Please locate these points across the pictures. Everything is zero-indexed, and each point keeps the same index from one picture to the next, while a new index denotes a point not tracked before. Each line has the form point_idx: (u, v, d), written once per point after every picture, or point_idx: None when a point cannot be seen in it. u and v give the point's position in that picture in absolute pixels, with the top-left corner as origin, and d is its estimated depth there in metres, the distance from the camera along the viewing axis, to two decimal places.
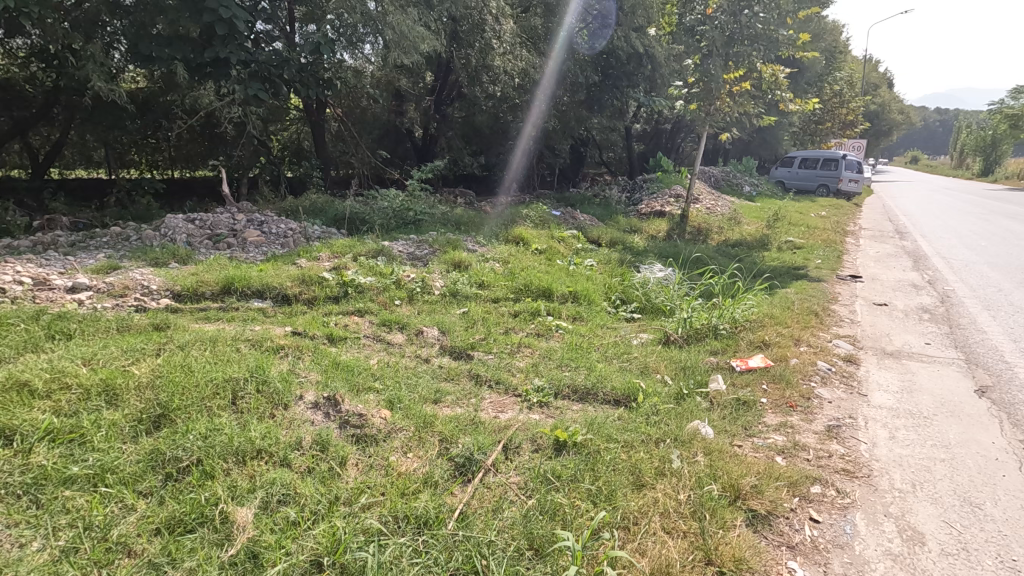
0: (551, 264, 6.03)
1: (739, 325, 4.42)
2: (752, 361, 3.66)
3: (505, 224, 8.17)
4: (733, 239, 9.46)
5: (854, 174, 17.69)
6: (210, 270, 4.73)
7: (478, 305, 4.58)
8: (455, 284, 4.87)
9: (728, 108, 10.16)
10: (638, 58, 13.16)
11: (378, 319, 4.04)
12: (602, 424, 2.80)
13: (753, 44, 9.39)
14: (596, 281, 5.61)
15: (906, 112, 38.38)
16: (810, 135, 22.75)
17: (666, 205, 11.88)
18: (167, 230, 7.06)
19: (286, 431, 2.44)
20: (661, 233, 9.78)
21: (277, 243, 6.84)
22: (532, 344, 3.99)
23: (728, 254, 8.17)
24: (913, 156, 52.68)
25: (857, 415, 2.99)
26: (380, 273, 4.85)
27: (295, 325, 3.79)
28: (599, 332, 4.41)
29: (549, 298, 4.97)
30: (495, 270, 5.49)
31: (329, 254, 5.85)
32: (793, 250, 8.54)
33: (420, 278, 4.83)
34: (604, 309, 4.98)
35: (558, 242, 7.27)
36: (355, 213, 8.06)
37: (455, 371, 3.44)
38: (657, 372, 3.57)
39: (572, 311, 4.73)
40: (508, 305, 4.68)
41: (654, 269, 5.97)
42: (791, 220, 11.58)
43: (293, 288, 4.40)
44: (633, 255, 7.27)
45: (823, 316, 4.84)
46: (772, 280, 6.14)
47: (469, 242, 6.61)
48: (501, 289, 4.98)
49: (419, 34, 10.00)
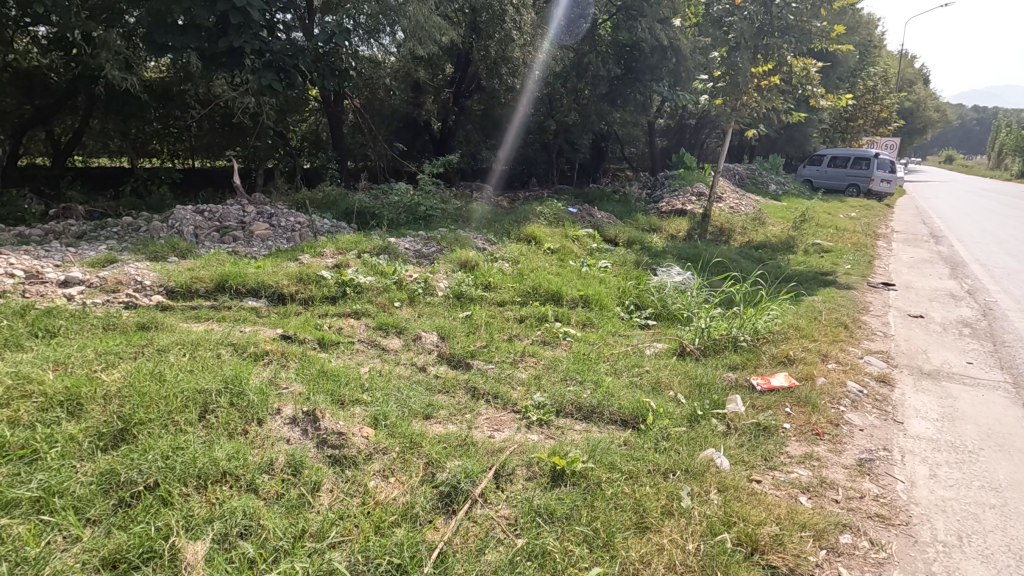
0: (563, 265, 5.77)
1: (761, 338, 4.11)
2: (774, 379, 3.36)
3: (519, 221, 7.93)
4: (757, 240, 9.08)
5: (886, 174, 17.00)
6: (207, 266, 4.58)
7: (482, 308, 4.36)
8: (460, 285, 4.64)
9: (755, 103, 9.73)
10: (662, 51, 12.76)
11: (375, 322, 3.83)
12: (606, 450, 2.55)
13: (784, 36, 8.95)
14: (609, 284, 5.33)
15: (942, 110, 36.95)
16: (840, 132, 22.03)
17: (688, 203, 11.48)
18: (174, 222, 6.96)
19: (256, 451, 2.23)
20: (681, 232, 9.43)
21: (283, 237, 6.69)
22: (536, 352, 3.74)
23: (751, 257, 7.82)
24: (948, 155, 50.78)
25: (893, 447, 2.69)
26: (382, 273, 4.64)
27: (286, 327, 3.61)
28: (610, 341, 4.15)
29: (558, 302, 4.71)
30: (504, 270, 5.25)
31: (333, 250, 5.67)
32: (821, 254, 8.15)
33: (423, 278, 4.62)
34: (616, 315, 4.71)
35: (573, 241, 7.00)
36: (365, 207, 7.88)
37: (451, 383, 3.22)
38: (670, 389, 3.30)
39: (582, 317, 4.47)
40: (514, 309, 4.44)
41: (671, 273, 5.68)
42: (819, 221, 11.10)
43: (289, 287, 4.21)
44: (650, 256, 6.96)
45: (853, 329, 4.49)
46: (798, 287, 5.79)
47: (478, 240, 6.38)
48: (508, 291, 4.74)
49: (435, 24, 9.76)
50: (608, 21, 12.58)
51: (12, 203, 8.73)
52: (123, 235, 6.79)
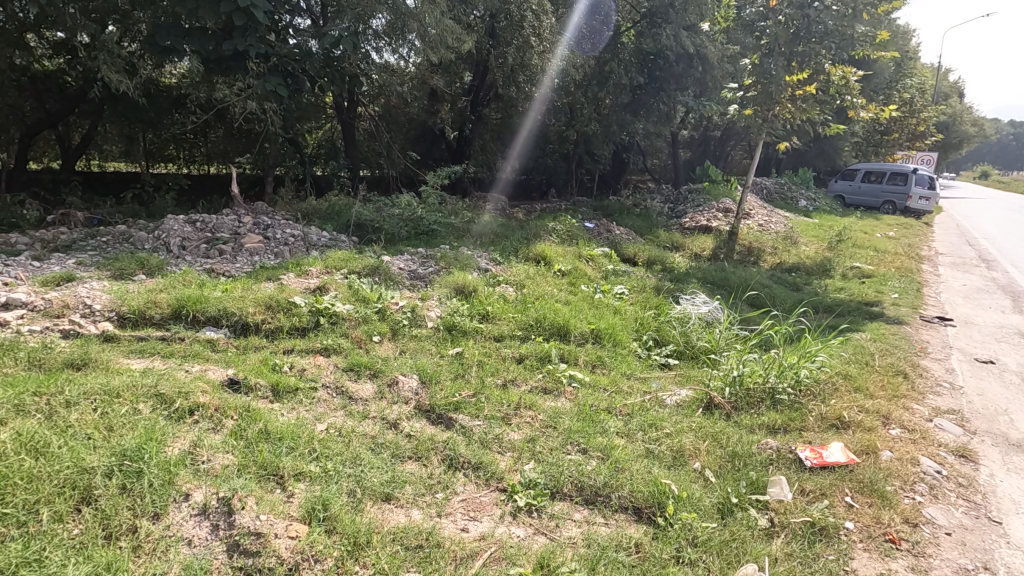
0: (574, 291, 5.16)
1: (806, 391, 3.44)
2: (829, 453, 2.69)
3: (529, 239, 7.34)
4: (789, 262, 8.35)
5: (925, 190, 16.03)
6: (171, 286, 4.06)
7: (477, 344, 3.79)
8: (453, 315, 4.07)
9: (790, 113, 9.03)
10: (688, 58, 12.13)
11: (348, 362, 3.27)
12: (614, 564, 1.96)
13: (823, 42, 8.25)
14: (626, 314, 4.71)
15: (980, 124, 35.51)
16: (873, 146, 21.03)
17: (713, 219, 10.79)
18: (161, 233, 6.52)
19: (140, 563, 1.67)
20: (706, 251, 8.76)
21: (273, 251, 6.21)
22: (534, 405, 3.13)
23: (783, 282, 7.13)
24: (983, 171, 48.77)
25: (996, 567, 2.05)
26: (364, 299, 4.07)
27: (239, 369, 3.06)
28: (625, 387, 3.55)
29: (565, 338, 4.09)
30: (506, 297, 4.66)
31: (321, 268, 5.17)
32: (862, 279, 7.42)
33: (411, 307, 4.06)
34: (633, 352, 4.10)
35: (587, 262, 6.39)
36: (366, 219, 7.38)
37: (426, 446, 2.64)
38: (696, 462, 2.68)
39: (592, 356, 3.87)
40: (513, 346, 3.85)
41: (696, 302, 5.04)
42: (856, 241, 10.32)
43: (255, 314, 3.67)
44: (672, 280, 6.31)
45: (914, 379, 3.78)
46: (843, 322, 5.10)
47: (482, 259, 5.82)
48: (507, 324, 4.14)
49: (448, 28, 9.23)
50: (632, 28, 12.01)
51: (8, 210, 8.44)
52: (107, 246, 6.38)
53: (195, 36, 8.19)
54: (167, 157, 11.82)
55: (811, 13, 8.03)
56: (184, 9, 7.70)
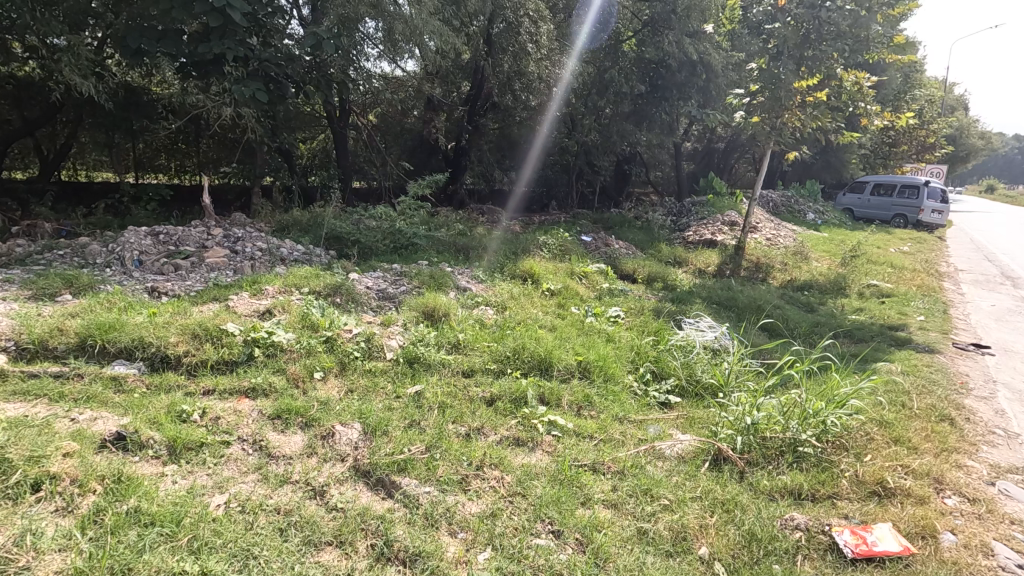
0: (562, 314, 4.57)
1: (834, 443, 2.85)
2: (876, 537, 2.10)
3: (517, 254, 6.78)
4: (800, 279, 7.75)
5: (937, 203, 15.44)
6: (91, 309, 3.49)
7: (441, 382, 3.20)
8: (417, 345, 3.50)
9: (797, 122, 8.46)
10: (691, 66, 11.36)
11: (276, 407, 2.68)
12: None
13: (836, 44, 7.71)
14: (620, 342, 4.14)
15: (987, 137, 35.06)
16: (881, 158, 20.45)
17: (718, 232, 10.25)
18: (116, 246, 5.98)
19: None
20: (711, 267, 8.20)
21: (234, 267, 5.66)
22: (502, 463, 2.54)
23: (797, 302, 6.56)
24: (988, 185, 48.07)
25: None
26: (313, 326, 3.49)
27: (134, 418, 2.46)
28: (616, 435, 2.98)
29: (547, 373, 3.48)
30: (484, 322, 4.10)
31: (279, 286, 4.61)
32: (881, 299, 6.85)
33: (368, 335, 3.48)
34: (627, 390, 3.53)
35: (580, 279, 5.82)
36: (343, 232, 6.84)
37: (351, 527, 2.04)
38: (704, 548, 2.09)
39: (579, 396, 3.30)
40: (484, 384, 3.25)
41: (700, 327, 4.47)
42: (871, 256, 9.73)
43: (177, 344, 3.08)
44: (674, 299, 5.75)
45: (962, 425, 3.16)
46: (868, 353, 4.49)
47: (462, 277, 5.26)
48: (480, 355, 3.55)
49: (436, 31, 8.69)
50: (633, 37, 11.60)
51: None
52: (57, 261, 5.84)
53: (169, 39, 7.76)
54: (156, 167, 11.30)
55: (822, 13, 7.43)
56: (158, 8, 7.26)
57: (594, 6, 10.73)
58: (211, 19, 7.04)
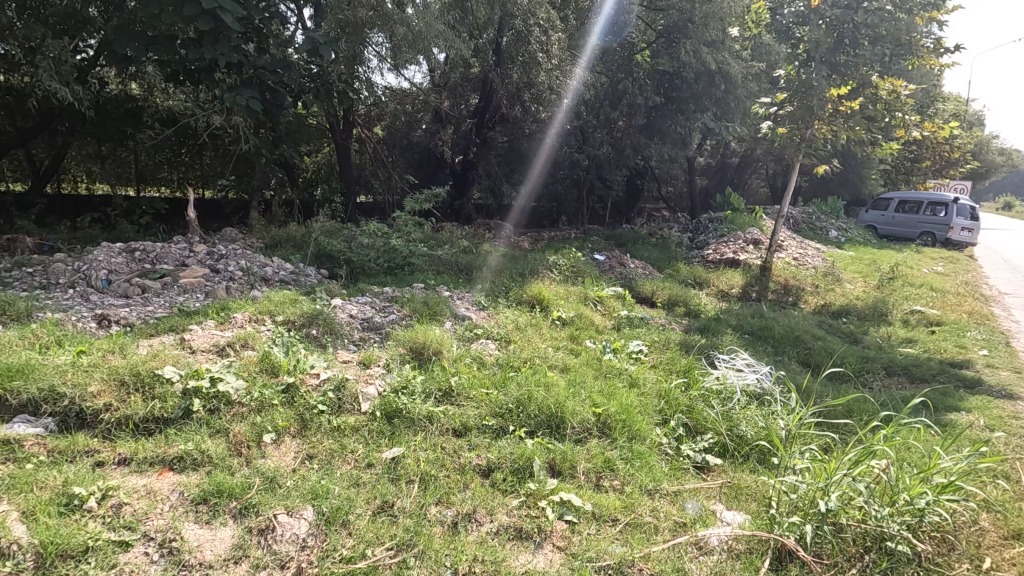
0: (575, 350, 3.93)
1: (936, 535, 2.18)
2: None
3: (524, 276, 6.15)
4: (836, 304, 7.07)
5: (967, 221, 14.69)
6: (7, 344, 2.88)
7: (425, 443, 2.56)
8: (399, 393, 2.87)
9: (828, 133, 7.82)
10: (709, 76, 10.68)
11: (201, 487, 2.05)
12: None
13: (874, 48, 7.09)
14: (646, 385, 3.48)
15: (1008, 154, 34.06)
16: (903, 174, 19.69)
17: (740, 251, 9.60)
18: (83, 264, 5.41)
19: None
20: (735, 289, 7.55)
21: (206, 289, 5.07)
22: (499, 571, 1.91)
23: (835, 330, 5.88)
24: (1006, 203, 46.72)
25: None
26: (274, 368, 2.87)
27: (5, 508, 1.83)
28: (647, 518, 2.33)
29: (558, 433, 2.82)
30: (485, 360, 3.47)
31: (250, 313, 4.00)
32: (930, 328, 6.17)
33: (341, 381, 2.85)
34: (656, 452, 2.86)
35: (594, 306, 5.18)
36: (336, 249, 6.26)
37: None
38: None
39: (598, 461, 2.64)
40: (480, 447, 2.59)
41: (739, 367, 3.81)
42: (908, 277, 9.03)
43: (97, 396, 2.44)
44: (701, 329, 5.10)
45: None
46: (937, 401, 3.80)
47: (462, 303, 4.65)
48: (475, 407, 2.89)
49: (440, 36, 8.17)
50: (647, 48, 11.02)
51: None
52: (17, 280, 5.27)
53: (160, 42, 7.21)
54: (159, 180, 10.68)
55: (858, 15, 6.85)
56: (146, 12, 6.71)
57: (604, 16, 10.18)
58: (201, 23, 6.46)
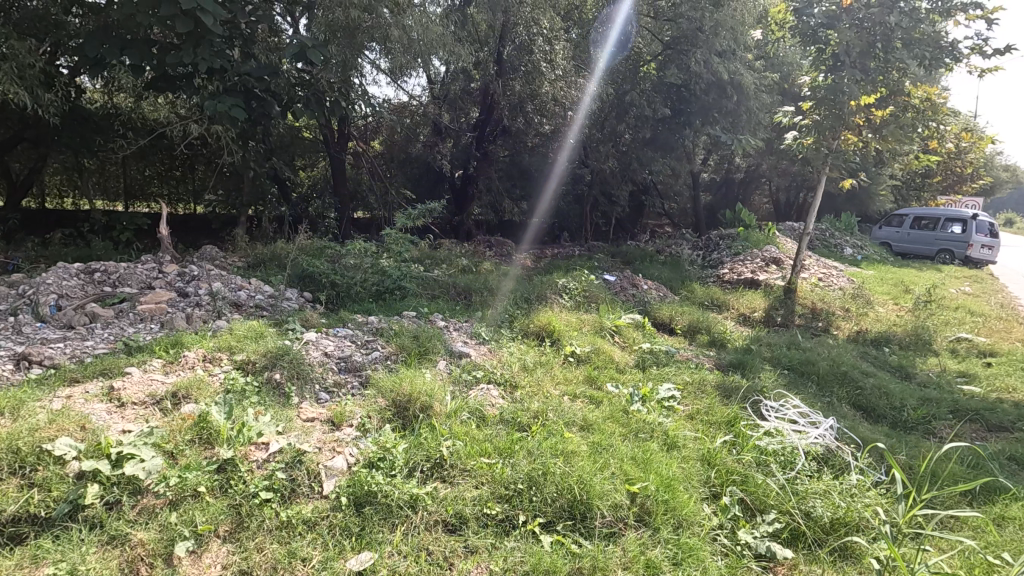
0: (595, 398, 3.25)
1: None
2: None
3: (530, 302, 5.50)
4: (873, 331, 6.39)
5: (986, 238, 14.09)
6: None
7: (401, 547, 1.88)
8: (369, 469, 2.19)
9: (857, 145, 7.22)
10: (720, 87, 10.01)
11: None
12: None
13: (910, 53, 6.51)
14: (683, 447, 2.80)
15: (1013, 170, 33.62)
16: (914, 190, 19.17)
17: (759, 270, 8.97)
18: (28, 287, 4.72)
19: None
20: (758, 313, 6.91)
21: (164, 317, 4.42)
22: None
23: (882, 363, 5.20)
24: (1008, 219, 46.35)
25: None
26: (211, 435, 2.20)
27: None
28: None
29: (581, 524, 2.14)
30: (484, 417, 2.78)
31: (203, 351, 3.33)
32: (986, 360, 5.49)
33: (297, 453, 2.18)
34: (708, 546, 2.17)
35: (611, 337, 4.52)
36: (320, 271, 5.60)
37: None
38: None
39: (636, 567, 1.95)
40: (478, 552, 1.91)
41: (792, 419, 3.13)
42: (941, 299, 8.36)
43: None
44: (733, 364, 4.43)
45: None
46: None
47: (457, 336, 3.98)
48: (473, 487, 2.21)
49: (436, 42, 7.59)
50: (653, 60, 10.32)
51: None
52: None
53: (137, 45, 6.38)
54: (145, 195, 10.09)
55: (890, 18, 6.35)
56: (121, 13, 5.97)
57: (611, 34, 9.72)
58: (179, 25, 5.67)
